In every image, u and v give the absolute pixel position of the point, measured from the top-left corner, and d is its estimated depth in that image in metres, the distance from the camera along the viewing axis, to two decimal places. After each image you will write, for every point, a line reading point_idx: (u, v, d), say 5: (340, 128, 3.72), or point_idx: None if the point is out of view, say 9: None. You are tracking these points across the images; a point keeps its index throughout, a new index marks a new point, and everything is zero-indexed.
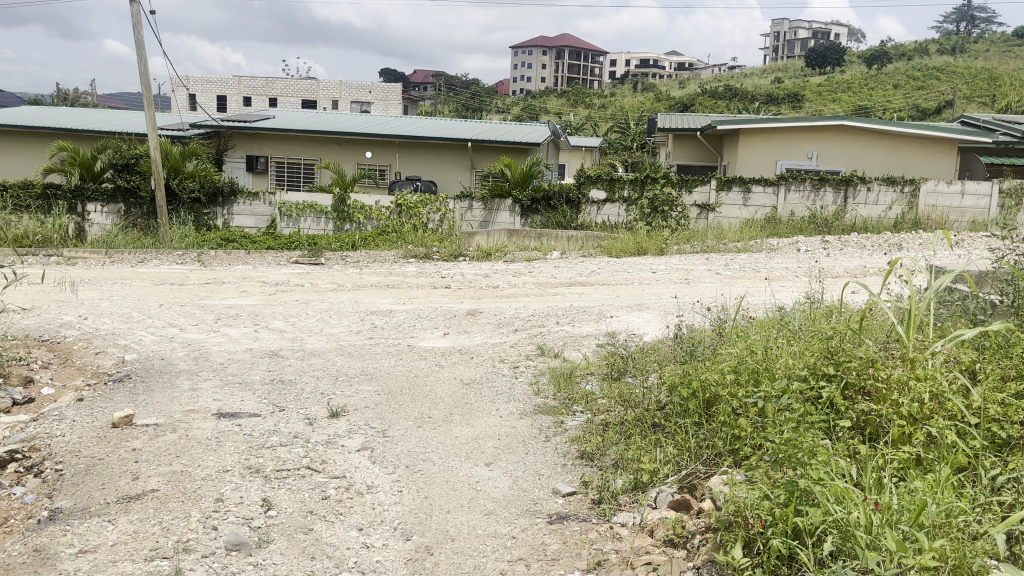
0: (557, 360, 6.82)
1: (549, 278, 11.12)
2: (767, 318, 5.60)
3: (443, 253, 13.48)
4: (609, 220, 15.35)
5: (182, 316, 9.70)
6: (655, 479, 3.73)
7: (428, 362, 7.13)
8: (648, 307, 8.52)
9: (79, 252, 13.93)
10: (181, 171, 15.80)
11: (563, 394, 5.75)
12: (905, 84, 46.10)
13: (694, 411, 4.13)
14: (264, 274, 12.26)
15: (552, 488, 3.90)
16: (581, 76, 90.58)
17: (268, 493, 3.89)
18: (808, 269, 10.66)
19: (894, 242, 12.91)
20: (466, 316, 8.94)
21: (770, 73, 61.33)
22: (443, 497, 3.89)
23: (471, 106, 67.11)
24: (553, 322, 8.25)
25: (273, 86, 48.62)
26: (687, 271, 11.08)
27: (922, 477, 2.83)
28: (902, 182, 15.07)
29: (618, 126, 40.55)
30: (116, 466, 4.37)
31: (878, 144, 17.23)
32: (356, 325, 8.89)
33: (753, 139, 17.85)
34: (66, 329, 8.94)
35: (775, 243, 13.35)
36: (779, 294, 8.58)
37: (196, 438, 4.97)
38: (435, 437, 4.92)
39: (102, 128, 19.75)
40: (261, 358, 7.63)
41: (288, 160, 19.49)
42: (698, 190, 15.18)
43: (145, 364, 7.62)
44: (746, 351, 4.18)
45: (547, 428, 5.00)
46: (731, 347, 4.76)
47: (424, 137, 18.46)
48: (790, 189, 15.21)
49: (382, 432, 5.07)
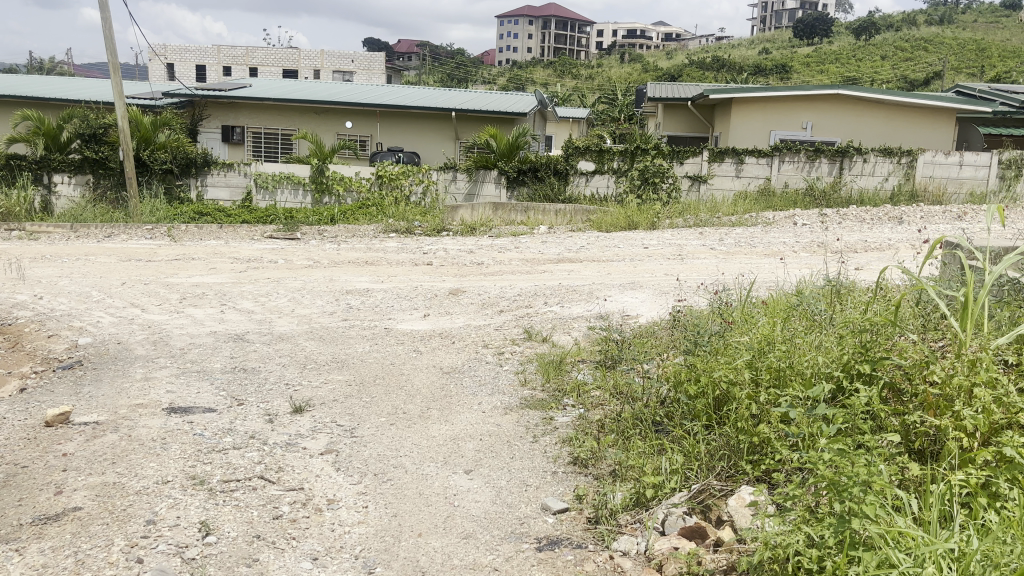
0: (545, 345, 6.29)
1: (536, 253, 10.57)
2: (783, 304, 5.11)
3: (426, 227, 12.87)
4: (597, 193, 14.74)
5: (146, 296, 9.08)
6: (662, 495, 3.21)
7: (405, 347, 6.57)
8: (642, 286, 7.97)
9: (43, 227, 13.25)
10: (152, 142, 14.98)
11: (552, 385, 5.22)
12: (893, 54, 45.55)
13: (704, 412, 3.61)
14: (236, 249, 11.65)
15: (541, 504, 3.37)
16: (568, 47, 89.37)
17: (210, 513, 3.34)
18: (808, 244, 10.18)
19: (894, 215, 12.44)
20: (448, 296, 8.38)
21: (757, 43, 60.54)
22: (413, 516, 3.35)
23: (457, 77, 66.02)
24: (541, 303, 7.71)
25: (254, 55, 47.50)
26: (681, 246, 10.58)
27: (999, 508, 2.28)
28: (899, 153, 14.54)
29: (604, 97, 39.82)
30: (40, 477, 3.83)
31: (873, 114, 16.72)
32: (331, 305, 8.32)
33: (745, 108, 17.17)
34: (18, 310, 8.34)
35: (771, 217, 12.82)
36: (782, 273, 8.04)
37: (139, 439, 4.41)
38: (409, 438, 4.38)
39: (69, 96, 18.92)
40: (225, 343, 7.04)
41: (265, 130, 18.73)
42: (690, 161, 14.64)
43: (99, 350, 7.03)
44: (762, 342, 3.64)
45: (536, 426, 4.48)
46: (740, 335, 4.25)
47: (406, 106, 17.73)
48: (783, 160, 14.66)
49: (350, 432, 4.53)
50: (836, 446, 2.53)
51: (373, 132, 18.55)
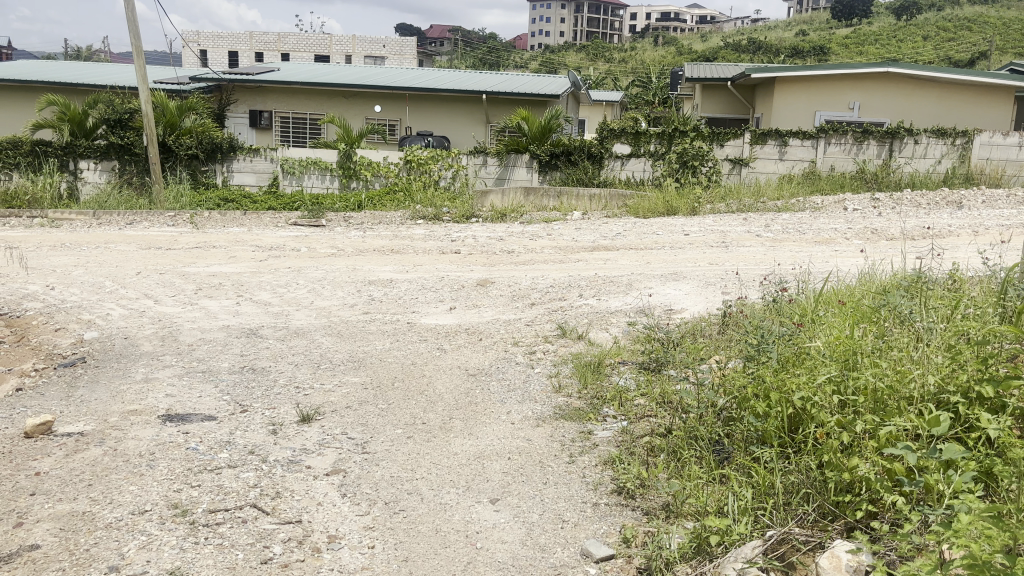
0: (580, 344, 5.71)
1: (570, 241, 9.99)
2: (863, 306, 4.49)
3: (455, 214, 12.33)
4: (633, 176, 14.05)
5: (160, 286, 8.62)
6: (730, 542, 2.65)
7: (428, 344, 6.03)
8: (685, 277, 7.34)
9: (66, 214, 12.92)
10: (177, 127, 14.54)
11: (591, 392, 4.64)
12: (936, 34, 43.95)
13: (776, 432, 3.04)
14: (259, 237, 11.19)
15: (581, 549, 2.87)
16: (601, 30, 88.02)
17: (187, 556, 2.85)
18: (861, 230, 9.48)
19: (953, 199, 11.62)
20: (476, 288, 7.81)
21: (794, 24, 58.95)
22: (427, 562, 2.85)
23: (489, 61, 65.22)
24: (576, 295, 7.11)
25: (285, 40, 47.20)
26: (724, 233, 9.90)
27: None
28: (954, 134, 13.68)
29: (638, 82, 38.81)
30: (3, 503, 3.35)
31: (927, 92, 15.76)
32: (351, 297, 7.80)
33: (789, 88, 16.35)
34: (28, 301, 7.95)
35: (820, 201, 12.08)
36: (839, 265, 7.36)
37: (126, 454, 3.92)
38: (428, 456, 3.83)
39: (95, 81, 18.62)
40: (237, 338, 6.54)
41: (293, 115, 18.28)
42: (731, 143, 13.88)
43: (105, 345, 6.57)
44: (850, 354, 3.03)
45: (572, 443, 3.91)
46: (814, 338, 3.65)
47: (435, 89, 17.16)
48: (830, 142, 13.82)
49: (361, 447, 4.00)
50: (990, 513, 1.96)
51: (402, 116, 18.00)
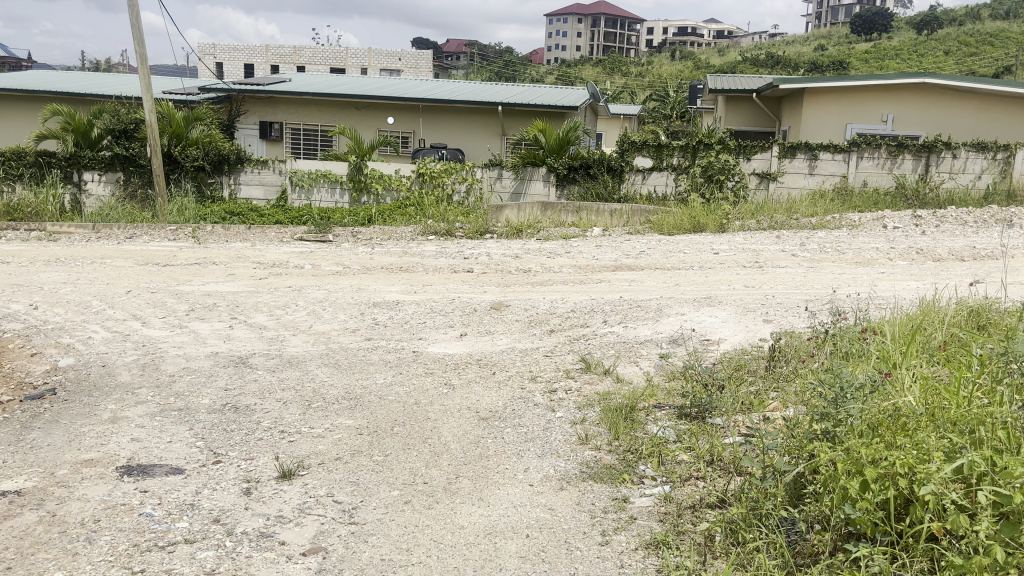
0: (607, 380, 5.01)
1: (591, 259, 9.29)
2: (954, 352, 3.77)
3: (468, 229, 11.69)
4: (655, 191, 13.35)
5: (150, 307, 7.98)
6: None
7: (436, 379, 5.31)
8: (721, 302, 6.61)
9: (65, 227, 12.34)
10: (184, 138, 13.90)
11: (623, 445, 3.92)
12: (958, 49, 42.95)
13: (879, 526, 2.41)
14: (262, 253, 10.56)
15: None
16: (618, 45, 87.45)
17: None
18: (906, 250, 8.73)
19: (1002, 217, 10.85)
20: (489, 312, 7.11)
21: (812, 39, 58.15)
22: None
23: (506, 74, 64.76)
24: (600, 322, 6.42)
25: (301, 53, 46.88)
26: (756, 251, 9.17)
27: None
28: (994, 147, 12.90)
29: (657, 94, 38.07)
30: None
31: (965, 104, 14.99)
32: (353, 321, 7.14)
33: (818, 100, 15.63)
34: (7, 322, 7.32)
35: (857, 218, 11.35)
36: (887, 291, 6.62)
37: (65, 520, 3.25)
38: (430, 529, 3.14)
39: (103, 91, 18.08)
40: (224, 369, 5.87)
41: (304, 126, 17.67)
42: (759, 157, 13.19)
43: (80, 373, 5.92)
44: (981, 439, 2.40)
45: (605, 515, 3.20)
46: (906, 393, 2.99)
47: (450, 99, 16.54)
48: (862, 156, 13.08)
49: (348, 514, 3.31)
50: None
51: (415, 128, 17.38)
